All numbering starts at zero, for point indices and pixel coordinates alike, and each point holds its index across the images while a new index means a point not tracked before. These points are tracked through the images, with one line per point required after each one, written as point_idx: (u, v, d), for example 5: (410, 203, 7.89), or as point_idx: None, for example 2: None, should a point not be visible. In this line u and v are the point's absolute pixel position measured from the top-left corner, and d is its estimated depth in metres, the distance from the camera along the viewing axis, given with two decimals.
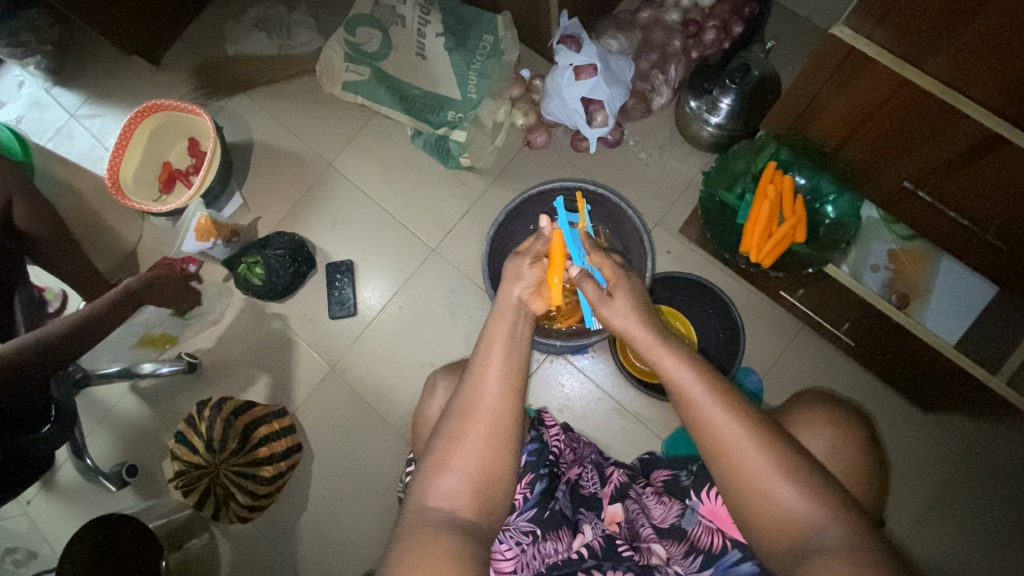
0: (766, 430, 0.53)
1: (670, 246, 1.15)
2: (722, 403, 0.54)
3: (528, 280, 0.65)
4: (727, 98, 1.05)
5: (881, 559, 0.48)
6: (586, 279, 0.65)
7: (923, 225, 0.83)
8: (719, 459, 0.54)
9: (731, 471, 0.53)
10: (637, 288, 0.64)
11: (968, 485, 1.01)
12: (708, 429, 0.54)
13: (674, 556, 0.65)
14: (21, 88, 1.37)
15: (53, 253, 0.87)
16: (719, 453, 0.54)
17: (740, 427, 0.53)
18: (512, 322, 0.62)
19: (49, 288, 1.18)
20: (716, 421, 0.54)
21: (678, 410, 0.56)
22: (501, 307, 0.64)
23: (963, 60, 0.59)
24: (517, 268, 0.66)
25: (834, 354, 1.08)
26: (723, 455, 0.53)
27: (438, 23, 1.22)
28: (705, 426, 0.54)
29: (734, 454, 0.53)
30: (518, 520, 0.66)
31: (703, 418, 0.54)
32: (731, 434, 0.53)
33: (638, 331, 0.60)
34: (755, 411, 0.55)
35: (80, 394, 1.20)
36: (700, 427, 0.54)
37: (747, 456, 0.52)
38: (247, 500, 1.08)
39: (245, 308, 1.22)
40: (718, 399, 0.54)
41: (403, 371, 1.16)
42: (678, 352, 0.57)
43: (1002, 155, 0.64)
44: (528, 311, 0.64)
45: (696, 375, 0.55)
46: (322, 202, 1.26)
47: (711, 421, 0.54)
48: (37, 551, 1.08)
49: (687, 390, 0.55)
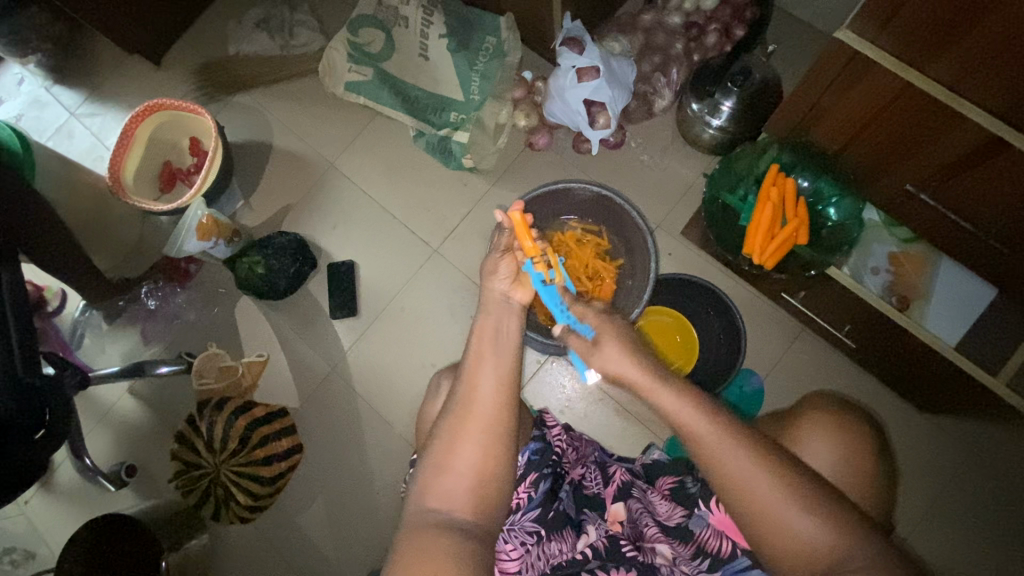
0: (770, 456, 0.54)
1: (671, 248, 1.16)
2: (727, 437, 0.54)
3: (505, 275, 0.68)
4: (728, 101, 1.06)
5: None
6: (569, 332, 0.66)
7: (923, 229, 0.83)
8: (732, 495, 0.54)
9: (742, 502, 0.53)
10: (623, 327, 0.64)
11: (966, 487, 1.02)
12: (716, 467, 0.54)
13: (681, 557, 0.66)
14: (21, 85, 1.37)
15: (40, 241, 0.85)
16: (732, 488, 0.54)
17: (749, 463, 0.53)
18: (503, 321, 0.63)
19: (47, 286, 1.22)
20: (721, 456, 0.54)
21: (686, 449, 0.56)
22: (486, 308, 0.66)
23: (965, 63, 0.60)
24: (495, 261, 0.70)
25: (833, 355, 1.09)
26: (734, 489, 0.53)
27: (440, 24, 1.21)
28: (716, 463, 0.54)
29: (747, 490, 0.53)
30: (522, 520, 0.66)
31: (710, 456, 0.54)
32: (736, 468, 0.53)
33: (633, 375, 0.60)
34: (760, 438, 0.55)
35: (77, 394, 1.19)
36: (710, 468, 0.54)
37: (759, 491, 0.53)
38: (246, 501, 1.07)
39: (238, 308, 1.22)
40: (727, 436, 0.54)
41: (404, 373, 1.16)
42: (678, 391, 0.57)
43: (1004, 159, 0.65)
44: (512, 302, 0.67)
45: (697, 409, 0.56)
46: (324, 203, 1.26)
47: (721, 460, 0.54)
48: (35, 552, 1.09)
49: (693, 428, 0.55)
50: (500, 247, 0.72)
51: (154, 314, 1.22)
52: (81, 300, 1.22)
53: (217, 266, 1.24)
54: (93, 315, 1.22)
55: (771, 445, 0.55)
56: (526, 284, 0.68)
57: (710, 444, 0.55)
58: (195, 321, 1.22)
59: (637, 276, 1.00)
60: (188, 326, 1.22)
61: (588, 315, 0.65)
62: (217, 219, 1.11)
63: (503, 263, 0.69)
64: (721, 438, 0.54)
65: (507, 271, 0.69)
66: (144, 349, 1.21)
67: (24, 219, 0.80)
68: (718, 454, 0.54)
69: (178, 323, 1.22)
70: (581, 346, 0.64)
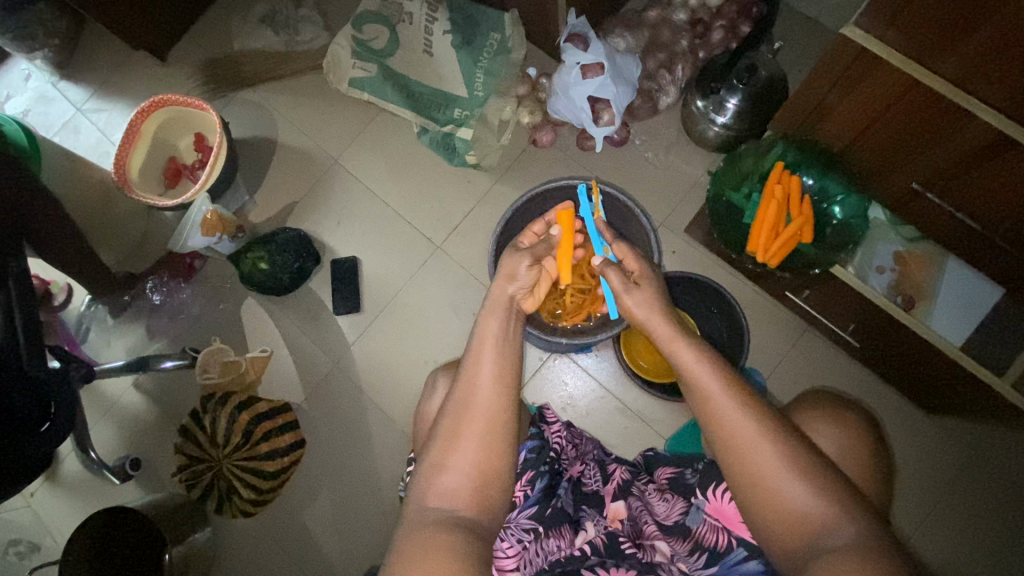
0: (774, 422, 0.54)
1: (675, 246, 1.15)
2: (733, 396, 0.55)
3: (524, 280, 0.67)
4: (733, 99, 1.06)
5: (875, 549, 0.48)
6: (610, 266, 0.69)
7: (930, 227, 0.83)
8: (730, 454, 0.54)
9: (743, 467, 0.54)
10: (659, 282, 0.68)
11: (971, 487, 1.01)
12: (720, 424, 0.55)
13: (678, 554, 0.65)
14: (27, 81, 1.38)
15: (44, 233, 0.85)
16: (731, 447, 0.54)
17: (752, 422, 0.54)
18: (500, 321, 0.63)
19: (54, 280, 1.23)
20: (725, 411, 0.55)
21: (694, 406, 0.57)
22: (492, 305, 0.65)
23: (973, 61, 0.59)
24: (516, 265, 0.68)
25: (837, 354, 1.08)
26: (738, 453, 0.54)
27: (445, 20, 1.22)
28: (719, 418, 0.55)
29: (745, 449, 0.53)
30: (519, 518, 0.67)
31: (715, 409, 0.55)
32: (739, 426, 0.54)
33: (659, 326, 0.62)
34: (765, 404, 0.56)
35: (82, 387, 1.20)
36: (715, 424, 0.55)
37: (759, 451, 0.53)
38: (249, 495, 1.07)
39: (244, 307, 1.22)
40: (735, 395, 0.55)
41: (407, 368, 1.16)
42: (694, 348, 0.59)
43: (1010, 157, 0.64)
44: (518, 308, 0.66)
45: (712, 369, 0.57)
46: (328, 199, 1.26)
47: (725, 416, 0.55)
48: (40, 543, 1.09)
49: (702, 385, 0.56)
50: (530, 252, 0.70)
51: (159, 309, 1.23)
52: (86, 294, 1.23)
53: (222, 261, 1.25)
54: (99, 309, 1.23)
55: (782, 419, 0.55)
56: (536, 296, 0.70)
57: (718, 402, 0.56)
58: (199, 317, 1.22)
59: None
60: (193, 321, 1.22)
61: (629, 258, 0.70)
62: (218, 211, 1.10)
63: (527, 269, 0.67)
64: (728, 398, 0.55)
65: (526, 280, 0.67)
66: (149, 343, 1.22)
67: (29, 213, 0.80)
68: (722, 411, 0.55)
69: (184, 318, 1.22)
70: (619, 281, 0.67)
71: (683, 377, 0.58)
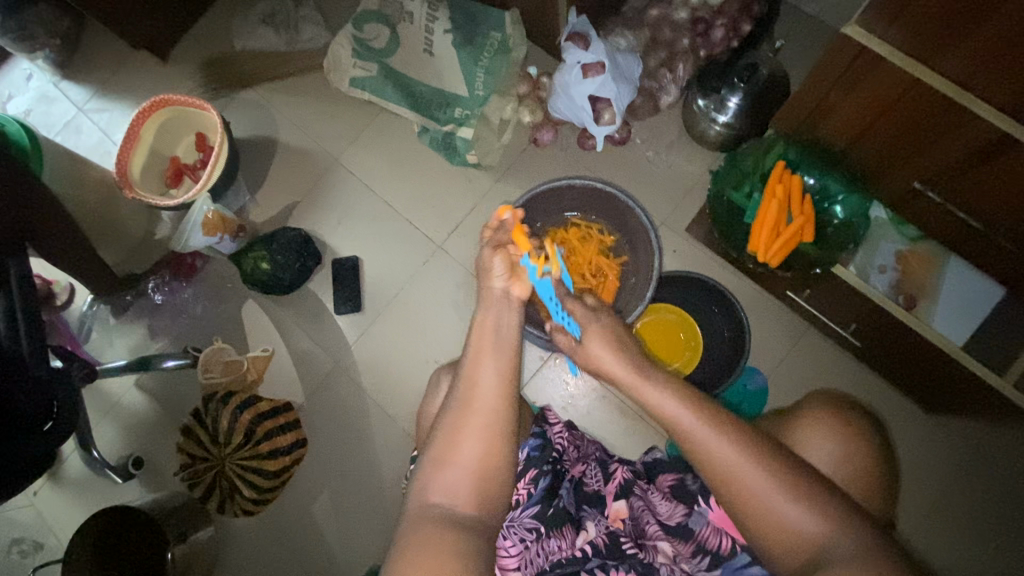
0: (763, 446, 0.54)
1: (677, 245, 1.15)
2: (715, 427, 0.55)
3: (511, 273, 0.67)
4: (735, 97, 1.06)
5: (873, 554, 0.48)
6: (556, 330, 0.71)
7: (930, 227, 0.83)
8: (720, 481, 0.54)
9: (735, 493, 0.53)
10: (609, 325, 0.68)
11: (973, 487, 1.01)
12: (706, 458, 0.55)
13: (680, 556, 0.65)
14: (29, 81, 1.38)
15: (44, 231, 0.85)
16: (722, 475, 0.54)
17: (737, 454, 0.54)
18: (499, 316, 0.65)
19: (56, 280, 1.24)
20: (712, 448, 0.54)
21: (674, 441, 0.57)
22: (487, 303, 0.66)
23: (974, 58, 0.59)
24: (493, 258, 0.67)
25: (838, 353, 1.08)
26: (720, 479, 0.54)
27: (445, 19, 1.22)
28: (702, 453, 0.55)
29: (736, 476, 0.53)
30: (521, 517, 0.66)
31: (696, 442, 0.55)
32: (730, 463, 0.53)
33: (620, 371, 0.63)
34: (750, 429, 0.56)
35: (85, 386, 1.21)
36: (699, 454, 0.55)
37: (749, 479, 0.53)
38: (251, 493, 1.08)
39: (244, 309, 1.22)
40: (715, 428, 0.55)
41: (408, 368, 1.16)
42: (660, 385, 0.59)
43: (1012, 155, 0.64)
44: (512, 300, 0.66)
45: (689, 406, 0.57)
46: (330, 198, 1.26)
47: (708, 448, 0.54)
48: (43, 542, 1.11)
49: (679, 419, 0.56)
50: (493, 242, 0.69)
51: (161, 309, 1.23)
52: (87, 294, 1.24)
53: (223, 260, 1.25)
54: (101, 308, 1.23)
55: (770, 443, 0.55)
56: (524, 280, 0.67)
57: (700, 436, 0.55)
58: (202, 316, 1.23)
59: (641, 274, 0.98)
60: (195, 320, 1.22)
61: (575, 313, 0.68)
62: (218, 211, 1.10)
63: (497, 258, 0.67)
64: (710, 432, 0.55)
65: (503, 267, 0.66)
66: (150, 343, 1.22)
67: (31, 213, 0.80)
68: (706, 444, 0.55)
69: (185, 317, 1.23)
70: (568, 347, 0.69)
71: (659, 413, 0.58)
